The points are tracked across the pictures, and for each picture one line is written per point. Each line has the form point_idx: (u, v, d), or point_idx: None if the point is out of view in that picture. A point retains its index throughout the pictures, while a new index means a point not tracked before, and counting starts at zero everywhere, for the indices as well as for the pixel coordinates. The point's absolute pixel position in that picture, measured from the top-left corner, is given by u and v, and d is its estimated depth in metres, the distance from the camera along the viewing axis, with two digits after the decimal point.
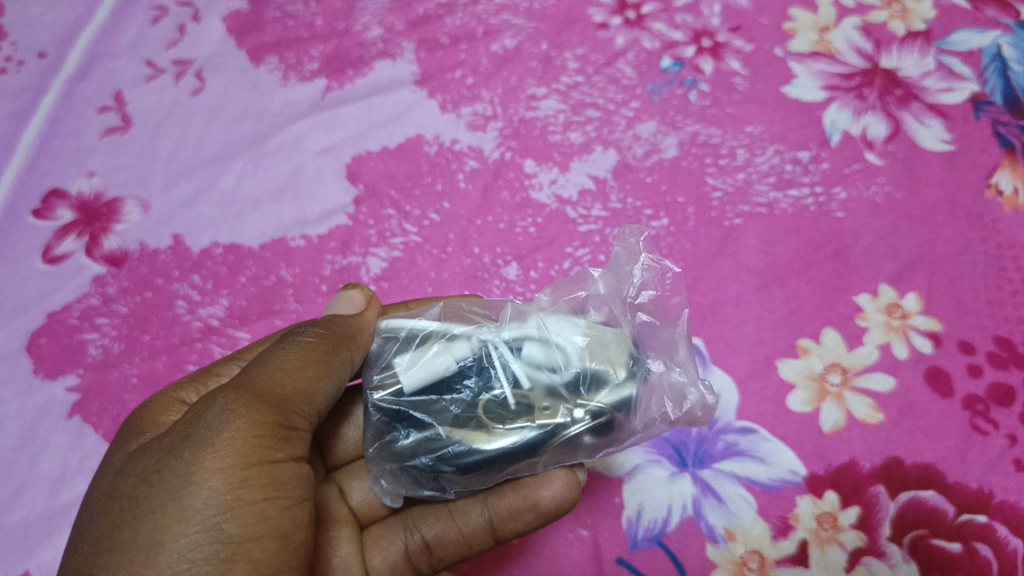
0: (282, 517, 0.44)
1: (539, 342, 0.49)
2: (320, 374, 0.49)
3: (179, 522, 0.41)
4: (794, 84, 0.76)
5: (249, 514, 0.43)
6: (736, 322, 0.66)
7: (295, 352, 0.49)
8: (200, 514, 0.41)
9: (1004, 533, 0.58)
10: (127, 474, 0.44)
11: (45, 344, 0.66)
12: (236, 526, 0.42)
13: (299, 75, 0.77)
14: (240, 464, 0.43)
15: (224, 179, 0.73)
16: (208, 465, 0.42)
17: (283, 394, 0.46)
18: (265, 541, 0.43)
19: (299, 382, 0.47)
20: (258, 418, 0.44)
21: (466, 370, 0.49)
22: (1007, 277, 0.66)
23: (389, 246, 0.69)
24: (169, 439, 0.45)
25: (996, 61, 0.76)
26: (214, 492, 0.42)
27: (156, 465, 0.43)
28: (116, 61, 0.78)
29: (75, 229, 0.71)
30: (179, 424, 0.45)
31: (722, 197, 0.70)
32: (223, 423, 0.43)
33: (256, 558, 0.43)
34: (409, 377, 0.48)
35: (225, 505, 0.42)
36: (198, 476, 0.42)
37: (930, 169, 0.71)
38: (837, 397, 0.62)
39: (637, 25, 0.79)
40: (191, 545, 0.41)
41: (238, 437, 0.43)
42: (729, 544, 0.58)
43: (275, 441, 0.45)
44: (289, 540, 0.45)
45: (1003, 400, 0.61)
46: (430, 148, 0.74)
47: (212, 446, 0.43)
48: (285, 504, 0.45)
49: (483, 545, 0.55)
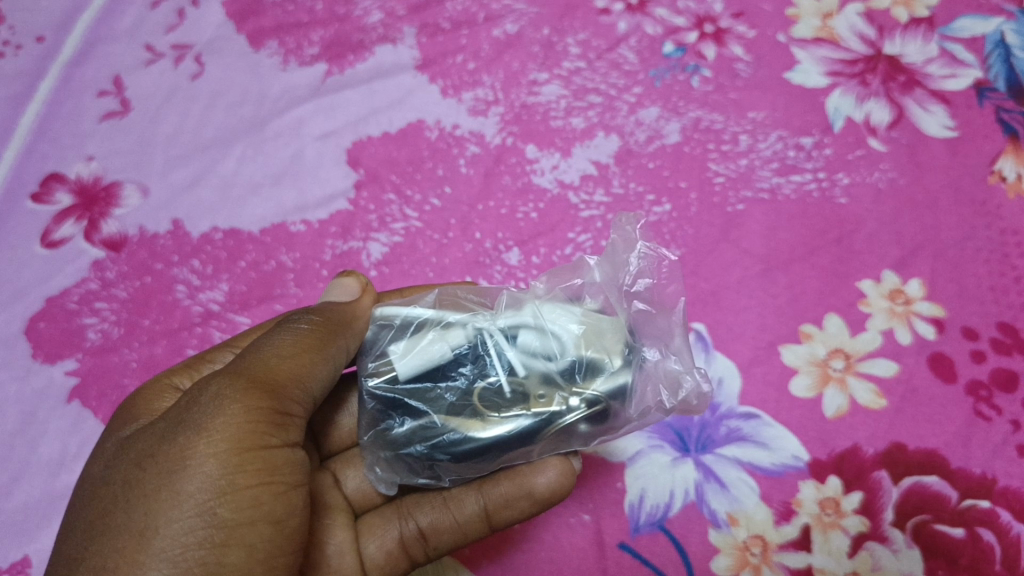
0: (276, 503, 0.44)
1: (534, 331, 0.48)
2: (315, 361, 0.48)
3: (173, 507, 0.41)
4: (797, 70, 0.75)
5: (243, 499, 0.42)
6: (739, 308, 0.65)
7: (290, 338, 0.48)
8: (193, 498, 0.41)
9: (1007, 519, 0.57)
10: (120, 459, 0.44)
11: (43, 328, 0.66)
12: (230, 510, 0.42)
13: (299, 60, 0.77)
14: (234, 449, 0.43)
15: (223, 165, 0.72)
16: (202, 450, 0.42)
17: (278, 379, 0.46)
18: (258, 526, 0.43)
19: (294, 368, 0.47)
20: (253, 404, 0.44)
21: (461, 358, 0.48)
22: (1011, 263, 0.66)
23: (390, 231, 0.69)
24: (163, 424, 0.44)
25: (1000, 48, 0.75)
26: (208, 476, 0.42)
27: (150, 449, 0.43)
28: (114, 46, 0.77)
29: (73, 214, 0.70)
30: (172, 409, 0.45)
31: (724, 183, 0.70)
32: (217, 407, 0.43)
33: (251, 543, 0.42)
34: (404, 365, 0.48)
35: (218, 491, 0.42)
36: (192, 461, 0.42)
37: (934, 155, 0.71)
38: (840, 383, 0.62)
39: (639, 10, 0.78)
40: (184, 529, 0.41)
41: (233, 422, 0.43)
42: (731, 529, 0.58)
43: (269, 426, 0.44)
44: (283, 526, 0.44)
45: (1006, 386, 0.61)
46: (431, 133, 0.73)
47: (206, 431, 0.42)
48: (279, 489, 0.44)
49: (479, 533, 0.55)
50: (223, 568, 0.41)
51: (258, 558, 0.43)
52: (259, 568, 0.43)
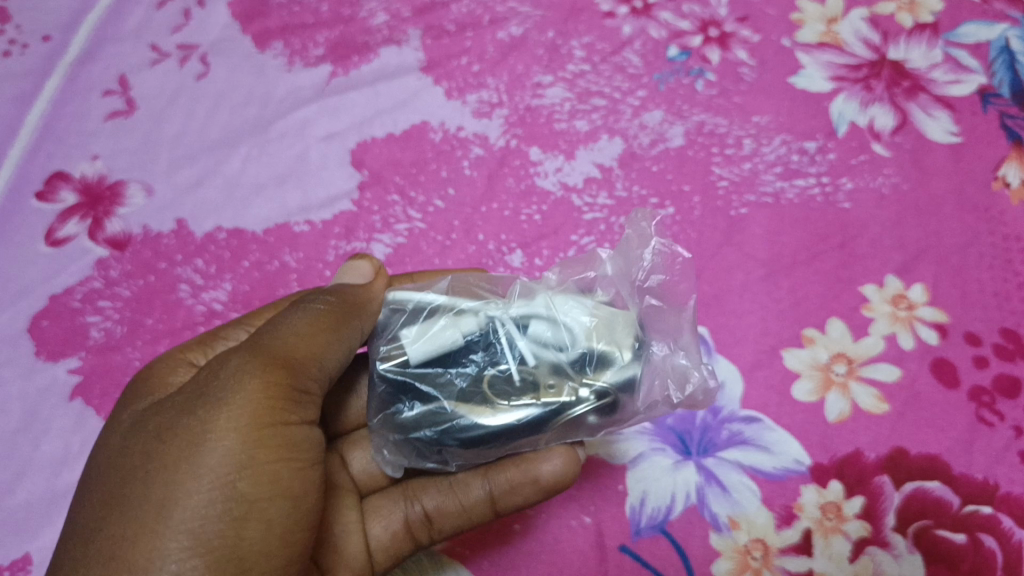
0: (295, 480, 0.44)
1: (546, 321, 0.49)
2: (333, 341, 0.48)
3: (191, 480, 0.41)
4: (802, 74, 0.75)
5: (262, 475, 0.42)
6: (741, 312, 0.65)
7: (308, 317, 0.48)
8: (213, 471, 0.41)
9: (1009, 525, 0.57)
10: (137, 432, 0.44)
11: (47, 327, 0.66)
12: (249, 484, 0.42)
13: (305, 61, 0.77)
14: (254, 424, 0.43)
15: (228, 165, 0.73)
16: (222, 423, 0.42)
17: (298, 357, 0.46)
18: (278, 501, 0.43)
19: (312, 347, 0.47)
20: (274, 379, 0.44)
21: (473, 345, 0.48)
22: (1014, 269, 0.66)
23: (393, 233, 0.69)
24: (182, 397, 0.44)
25: (1004, 54, 0.75)
26: (229, 450, 0.42)
27: (169, 425, 0.43)
28: (120, 46, 0.78)
29: (78, 213, 0.70)
30: (192, 382, 0.45)
31: (728, 186, 0.70)
32: (238, 382, 0.43)
33: (269, 518, 0.43)
34: (416, 349, 0.48)
35: (238, 468, 0.42)
36: (212, 435, 0.42)
37: (938, 160, 0.71)
38: (842, 387, 0.62)
39: (644, 14, 0.78)
40: (204, 503, 0.41)
41: (253, 397, 0.43)
42: (733, 533, 0.58)
43: (289, 403, 0.45)
44: (302, 503, 0.45)
45: (1008, 393, 0.61)
46: (435, 135, 0.73)
47: (227, 405, 0.43)
48: (299, 466, 0.45)
49: (484, 518, 0.55)
50: (242, 542, 0.41)
51: (277, 534, 0.43)
52: (277, 544, 0.43)
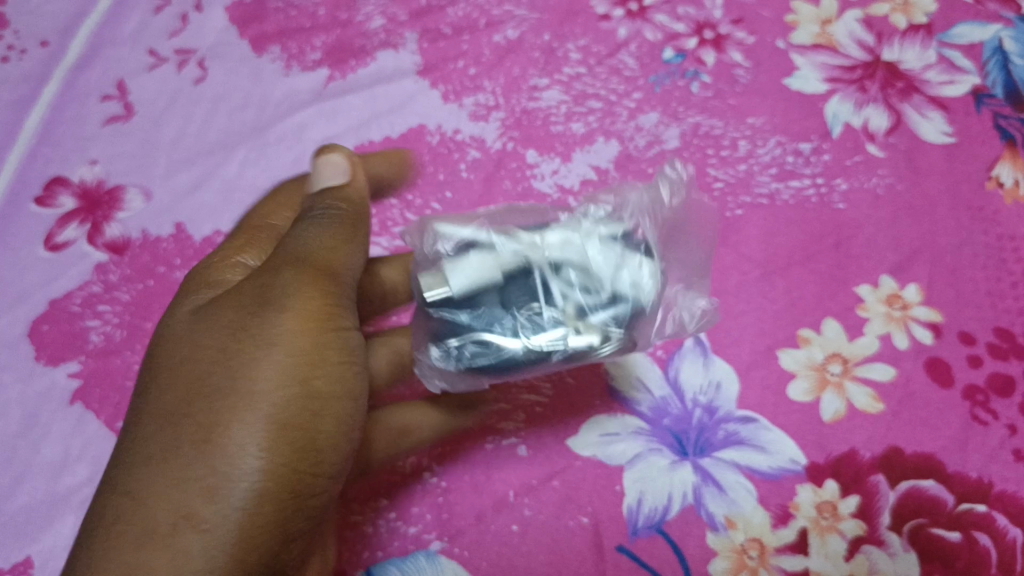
0: (340, 363, 0.57)
1: (575, 268, 0.58)
2: (349, 246, 0.59)
3: (256, 368, 0.52)
4: (796, 76, 0.76)
5: (315, 358, 0.55)
6: (737, 313, 0.66)
7: (322, 231, 0.58)
8: (274, 357, 0.53)
9: (1004, 523, 0.58)
10: (204, 333, 0.56)
11: (47, 331, 0.66)
12: (306, 366, 0.54)
13: (302, 65, 0.77)
14: (305, 317, 0.55)
15: (226, 168, 0.73)
16: (277, 318, 0.55)
17: (322, 264, 0.57)
18: (332, 378, 0.56)
19: (336, 254, 0.58)
20: (310, 281, 0.56)
21: (512, 287, 0.57)
22: (1008, 269, 0.66)
23: (391, 236, 0.70)
24: (243, 299, 0.56)
25: (997, 54, 0.76)
26: (282, 339, 0.54)
27: (227, 332, 0.55)
28: (117, 51, 0.78)
29: (77, 217, 0.71)
30: (247, 288, 0.57)
31: (723, 188, 0.71)
32: (285, 285, 0.55)
33: (325, 394, 0.56)
34: (464, 286, 0.57)
35: (292, 363, 0.53)
36: (271, 326, 0.54)
37: (932, 161, 0.71)
38: (837, 387, 0.62)
39: (639, 17, 0.79)
40: (269, 382, 0.53)
41: (301, 294, 0.56)
42: (729, 532, 0.58)
43: (334, 299, 0.58)
44: (346, 380, 0.57)
45: (1003, 391, 0.62)
46: (432, 138, 0.74)
47: (276, 303, 0.55)
48: (343, 353, 0.57)
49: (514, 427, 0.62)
50: (306, 412, 0.54)
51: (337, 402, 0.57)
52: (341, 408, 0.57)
